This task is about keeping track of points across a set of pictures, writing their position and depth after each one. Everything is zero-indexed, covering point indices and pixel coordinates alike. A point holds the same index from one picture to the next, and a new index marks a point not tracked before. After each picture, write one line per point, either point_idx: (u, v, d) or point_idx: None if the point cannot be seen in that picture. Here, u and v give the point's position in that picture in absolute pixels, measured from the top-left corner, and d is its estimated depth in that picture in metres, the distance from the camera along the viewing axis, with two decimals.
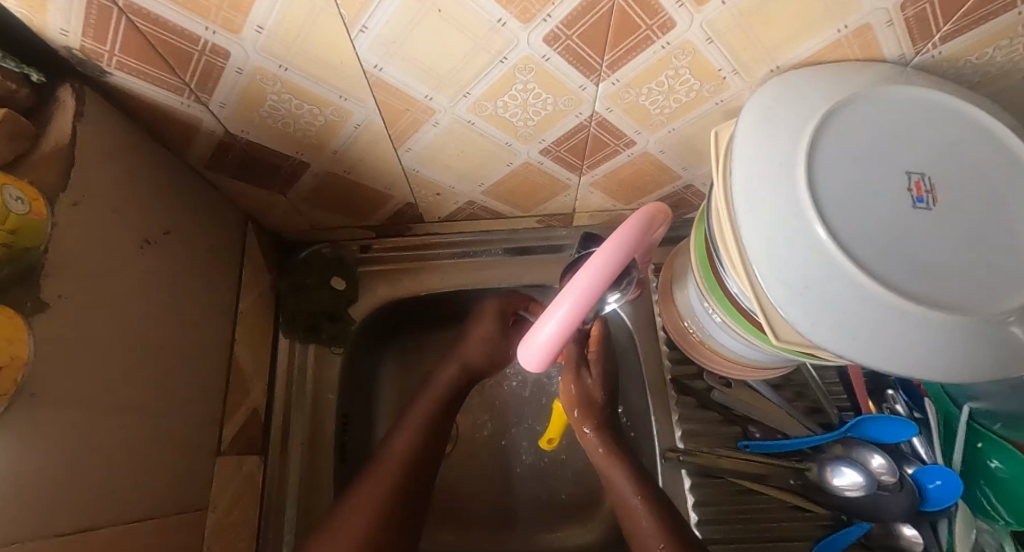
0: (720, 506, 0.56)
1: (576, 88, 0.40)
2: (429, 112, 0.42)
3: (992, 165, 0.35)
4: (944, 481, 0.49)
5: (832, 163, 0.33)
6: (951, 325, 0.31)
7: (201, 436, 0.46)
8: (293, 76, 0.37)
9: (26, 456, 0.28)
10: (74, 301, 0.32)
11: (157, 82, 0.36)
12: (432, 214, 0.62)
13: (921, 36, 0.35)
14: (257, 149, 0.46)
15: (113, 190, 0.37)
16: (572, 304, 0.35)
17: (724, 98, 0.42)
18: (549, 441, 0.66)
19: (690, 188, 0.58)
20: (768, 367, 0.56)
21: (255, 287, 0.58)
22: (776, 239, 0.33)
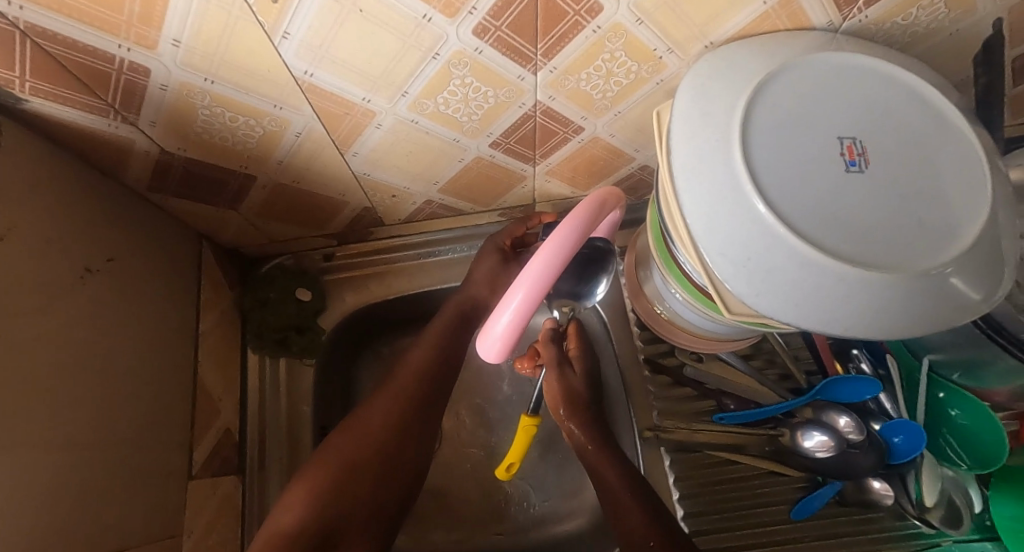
0: (697, 479, 0.57)
1: (514, 79, 0.40)
2: (369, 114, 0.42)
3: (922, 123, 0.35)
4: (907, 434, 0.50)
5: (766, 134, 0.34)
6: (891, 282, 0.31)
7: (168, 463, 0.45)
8: (221, 89, 0.36)
9: None
10: (8, 339, 0.31)
11: (78, 105, 0.35)
12: (392, 217, 0.61)
13: (845, 2, 0.36)
14: (198, 166, 0.45)
15: (41, 221, 0.36)
16: (524, 295, 0.35)
17: (664, 78, 0.43)
18: (509, 468, 0.62)
19: (645, 169, 0.59)
20: (736, 339, 0.57)
21: (217, 307, 0.57)
22: (717, 215, 0.33)
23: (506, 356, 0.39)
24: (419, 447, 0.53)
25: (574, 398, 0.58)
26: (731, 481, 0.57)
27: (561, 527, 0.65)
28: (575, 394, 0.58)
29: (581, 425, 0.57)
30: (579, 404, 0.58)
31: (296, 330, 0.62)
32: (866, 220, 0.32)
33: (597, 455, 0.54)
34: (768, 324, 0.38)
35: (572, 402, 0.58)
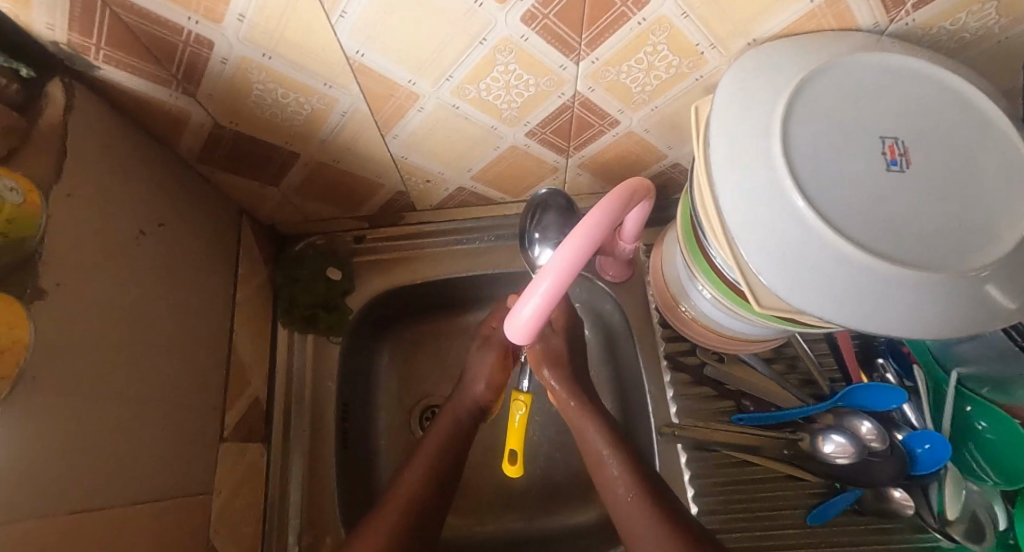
0: (713, 478, 0.57)
1: (556, 68, 0.41)
2: (413, 97, 0.43)
3: (967, 127, 0.35)
4: (933, 445, 0.50)
5: (807, 130, 0.34)
6: (926, 282, 0.31)
7: (204, 424, 0.46)
8: (276, 64, 0.38)
9: (31, 437, 0.29)
10: (70, 290, 0.33)
11: (145, 75, 0.37)
12: (424, 202, 0.63)
13: (893, 4, 0.36)
14: (246, 141, 0.47)
15: (104, 182, 0.38)
16: (552, 281, 0.36)
17: (703, 74, 0.43)
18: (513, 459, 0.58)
19: (676, 167, 0.59)
20: (759, 340, 0.57)
21: (253, 280, 0.59)
22: (752, 207, 0.34)
23: (532, 339, 0.40)
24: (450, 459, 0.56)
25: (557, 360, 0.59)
26: (748, 482, 0.57)
27: (573, 518, 0.65)
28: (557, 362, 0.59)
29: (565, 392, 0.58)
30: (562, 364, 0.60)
31: (327, 307, 0.64)
32: (905, 220, 0.32)
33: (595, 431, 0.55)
34: (800, 320, 0.38)
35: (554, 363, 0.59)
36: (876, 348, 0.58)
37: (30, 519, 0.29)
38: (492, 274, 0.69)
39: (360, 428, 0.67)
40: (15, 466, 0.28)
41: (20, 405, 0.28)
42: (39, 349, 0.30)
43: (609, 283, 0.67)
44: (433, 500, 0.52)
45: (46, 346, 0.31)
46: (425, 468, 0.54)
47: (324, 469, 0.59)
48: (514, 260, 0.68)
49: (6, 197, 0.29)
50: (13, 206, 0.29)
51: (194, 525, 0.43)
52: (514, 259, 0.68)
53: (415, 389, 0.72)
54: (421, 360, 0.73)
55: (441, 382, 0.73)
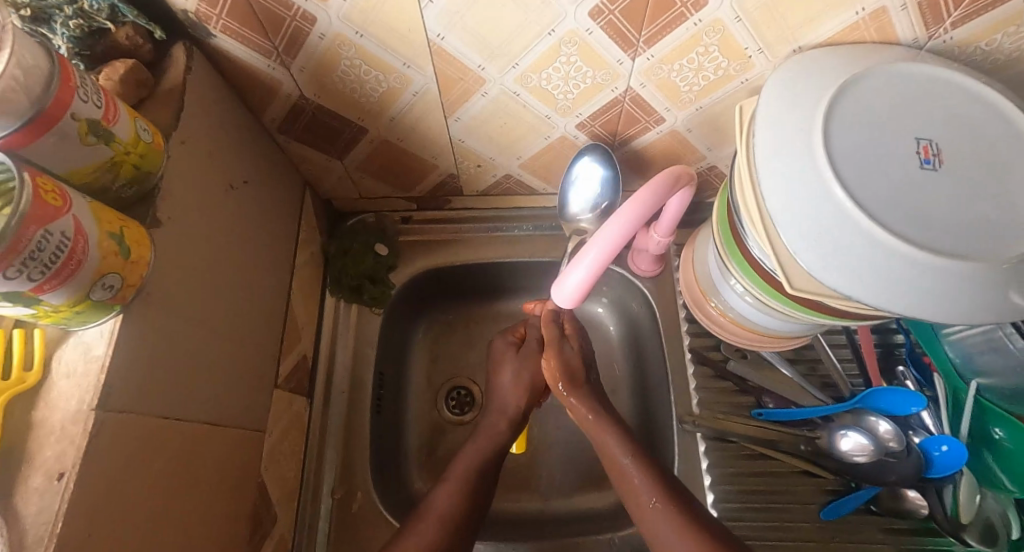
0: (731, 469, 0.59)
1: (614, 62, 0.45)
2: (479, 82, 0.47)
3: (999, 136, 0.38)
4: (950, 448, 0.51)
5: (847, 127, 0.37)
6: (951, 269, 0.34)
7: (265, 368, 0.51)
8: (366, 43, 0.42)
9: (146, 342, 0.33)
10: (178, 223, 0.38)
11: (251, 45, 0.42)
12: (471, 188, 0.67)
13: (932, 21, 0.39)
14: (324, 114, 0.51)
15: (208, 136, 0.43)
16: (599, 252, 0.41)
17: (749, 77, 0.46)
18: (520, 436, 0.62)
19: (713, 170, 0.62)
20: (784, 338, 0.59)
21: (309, 246, 0.64)
22: (791, 192, 0.37)
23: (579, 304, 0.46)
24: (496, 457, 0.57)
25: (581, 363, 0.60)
26: (764, 475, 0.58)
27: (591, 501, 0.67)
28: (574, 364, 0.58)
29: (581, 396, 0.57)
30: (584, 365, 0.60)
31: (371, 279, 0.68)
32: (934, 212, 0.35)
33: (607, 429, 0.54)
34: (828, 304, 0.40)
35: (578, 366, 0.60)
36: (896, 357, 0.59)
37: (140, 413, 0.33)
38: (528, 261, 0.72)
39: (393, 397, 0.70)
40: (134, 364, 0.32)
41: (139, 313, 0.33)
42: (156, 268, 0.34)
43: (639, 278, 0.70)
44: (484, 483, 0.54)
45: (161, 267, 0.35)
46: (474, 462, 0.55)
47: (360, 429, 0.62)
48: (550, 249, 0.72)
49: (140, 134, 0.34)
50: (145, 143, 0.34)
51: (252, 456, 0.47)
52: (550, 249, 0.72)
53: (446, 367, 0.76)
54: (454, 340, 0.77)
55: (471, 363, 0.76)
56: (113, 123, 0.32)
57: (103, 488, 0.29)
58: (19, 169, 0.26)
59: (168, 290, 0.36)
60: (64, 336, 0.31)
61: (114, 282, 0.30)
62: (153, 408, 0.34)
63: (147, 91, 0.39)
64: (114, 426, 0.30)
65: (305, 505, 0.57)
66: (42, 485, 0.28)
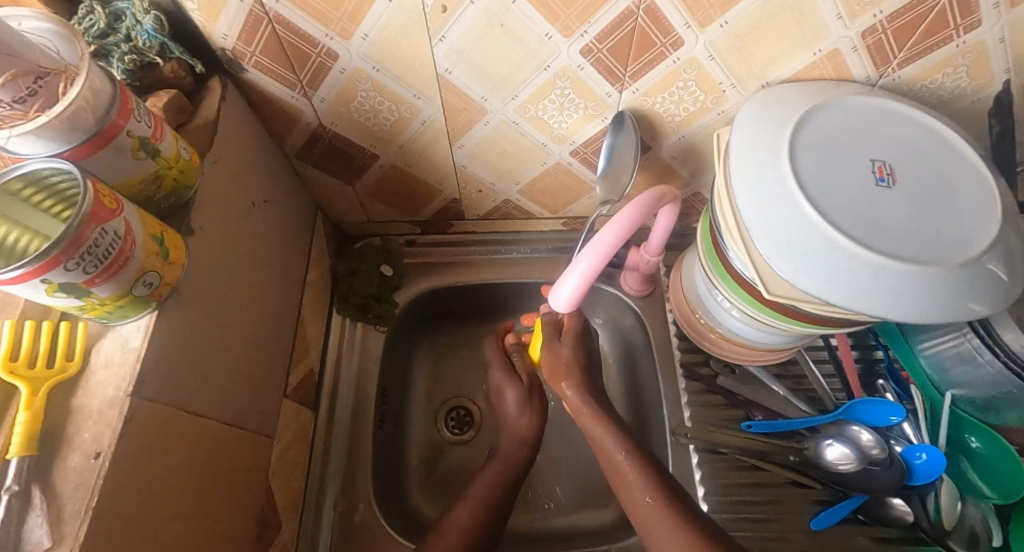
0: (723, 480, 0.61)
1: (603, 95, 0.50)
2: (483, 112, 0.52)
3: (944, 159, 0.43)
4: (929, 456, 0.53)
5: (809, 149, 0.42)
6: (908, 271, 0.37)
7: (275, 376, 0.53)
8: (381, 76, 0.47)
9: (175, 338, 0.36)
10: (207, 234, 0.41)
11: (279, 79, 0.47)
12: (473, 212, 0.71)
13: (881, 62, 0.44)
14: (339, 141, 0.56)
15: (236, 157, 0.47)
16: (589, 263, 0.45)
17: (724, 110, 0.52)
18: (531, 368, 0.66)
19: (697, 196, 0.67)
20: (770, 351, 0.62)
21: (319, 266, 0.67)
22: (763, 204, 0.41)
23: (575, 308, 0.50)
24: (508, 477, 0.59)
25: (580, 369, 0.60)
26: (756, 488, 0.60)
27: (590, 518, 0.68)
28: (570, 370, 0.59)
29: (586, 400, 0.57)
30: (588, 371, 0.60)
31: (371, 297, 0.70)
32: (892, 225, 0.39)
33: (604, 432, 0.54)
34: (804, 309, 0.43)
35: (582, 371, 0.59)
36: (876, 372, 0.62)
37: (167, 404, 0.35)
38: (527, 282, 0.76)
39: (395, 414, 0.72)
40: (163, 357, 0.35)
41: (170, 311, 0.36)
42: (189, 272, 0.38)
43: (632, 297, 0.74)
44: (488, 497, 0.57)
45: (192, 271, 0.39)
46: (488, 477, 0.58)
47: (362, 442, 0.63)
48: (546, 271, 0.76)
49: (180, 152, 0.38)
50: (184, 160, 0.38)
51: (260, 459, 0.48)
52: (547, 270, 0.76)
53: (446, 385, 0.78)
54: (453, 359, 0.79)
55: (471, 381, 0.78)
56: (160, 140, 0.36)
57: (133, 469, 0.32)
58: (84, 177, 0.29)
59: (196, 293, 0.39)
60: (104, 330, 0.34)
61: (153, 280, 0.34)
62: (177, 401, 0.36)
63: (186, 117, 0.43)
64: (146, 413, 0.33)
65: (308, 516, 0.58)
66: (80, 463, 0.30)
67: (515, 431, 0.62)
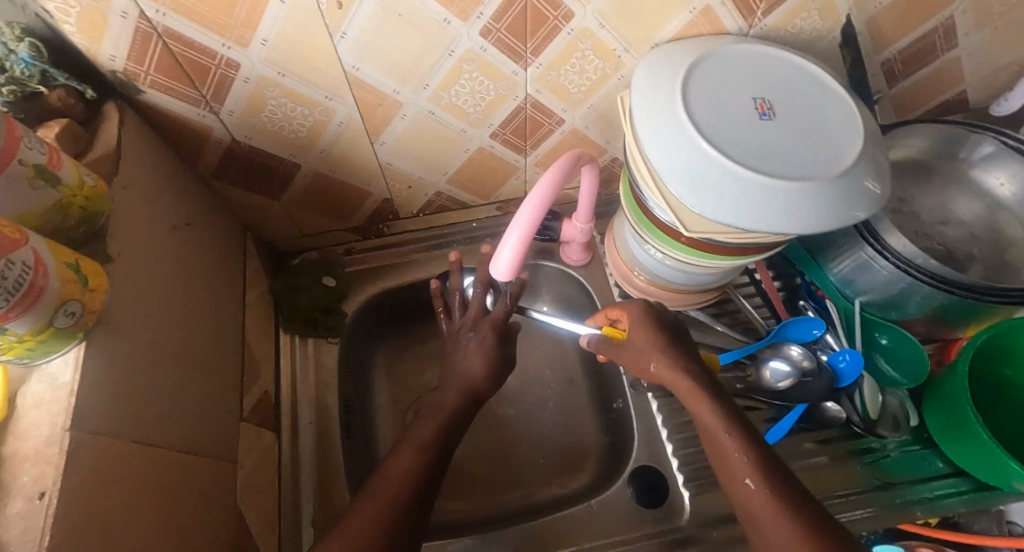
0: (682, 420, 0.65)
1: (510, 74, 0.52)
2: (398, 105, 0.53)
3: (815, 88, 0.48)
4: (850, 358, 0.59)
5: (700, 95, 0.46)
6: (795, 189, 0.43)
7: (228, 401, 0.51)
8: (288, 81, 0.47)
9: (109, 369, 0.35)
10: (128, 261, 0.40)
11: (180, 97, 0.46)
12: (407, 209, 0.72)
13: (747, 14, 0.50)
14: (257, 154, 0.55)
15: (147, 181, 0.45)
16: (520, 232, 0.47)
17: (623, 74, 0.56)
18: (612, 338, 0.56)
19: (616, 161, 0.71)
20: (703, 292, 0.68)
21: (257, 287, 0.66)
22: (668, 151, 0.45)
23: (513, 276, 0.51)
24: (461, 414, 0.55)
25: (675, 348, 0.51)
26: None
27: (569, 483, 0.70)
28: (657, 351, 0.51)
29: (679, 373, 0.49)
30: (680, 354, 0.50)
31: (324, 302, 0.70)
32: (777, 152, 0.44)
33: (707, 403, 0.46)
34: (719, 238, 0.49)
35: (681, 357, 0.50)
36: (799, 295, 0.68)
37: (112, 436, 0.34)
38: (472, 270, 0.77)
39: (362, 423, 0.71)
40: (99, 388, 0.34)
41: (99, 341, 0.35)
42: (114, 299, 0.36)
43: (574, 267, 0.77)
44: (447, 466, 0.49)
45: (116, 299, 0.37)
46: None
47: (332, 454, 0.63)
48: None
49: (84, 179, 0.36)
50: (89, 186, 0.36)
51: (225, 486, 0.47)
52: None
53: (410, 386, 0.78)
54: (412, 359, 0.80)
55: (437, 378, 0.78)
56: (59, 168, 0.34)
57: (86, 505, 0.30)
58: None
59: (126, 321, 0.38)
60: (30, 371, 0.32)
61: (76, 309, 0.32)
62: (122, 433, 0.35)
63: (84, 146, 0.41)
64: (91, 446, 0.32)
65: (286, 540, 0.57)
66: (23, 508, 0.28)
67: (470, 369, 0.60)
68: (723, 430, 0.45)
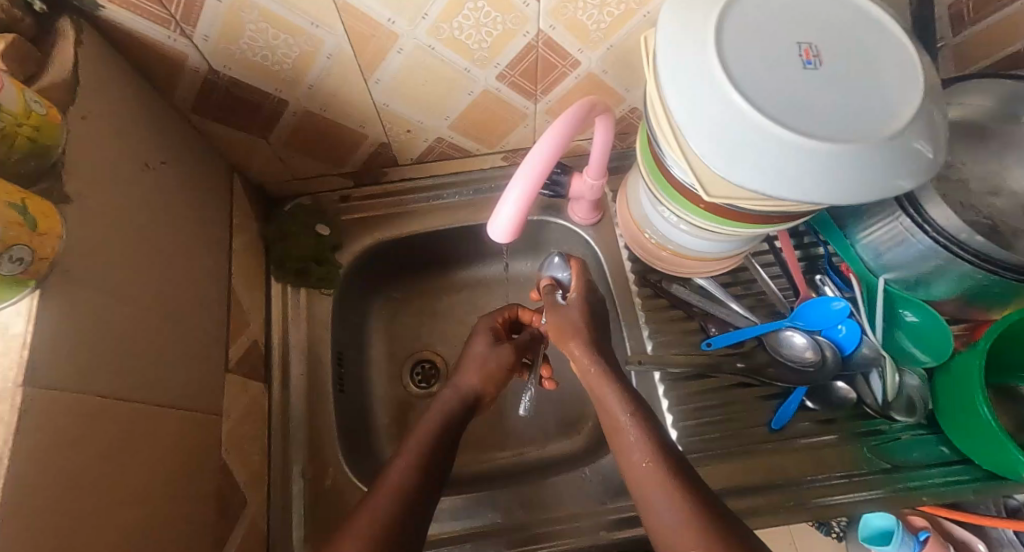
0: (686, 397, 0.62)
1: (520, 5, 0.45)
2: (392, 37, 0.47)
3: (869, 31, 0.41)
4: (845, 326, 0.58)
5: (736, 37, 0.40)
6: (842, 154, 0.38)
7: (211, 351, 0.49)
8: (268, 3, 0.41)
9: (67, 325, 0.32)
10: (93, 201, 0.36)
11: (146, 15, 0.40)
12: (405, 156, 0.67)
13: None
14: (240, 88, 0.50)
15: (114, 113, 0.41)
16: (526, 182, 0.42)
17: (650, 10, 0.49)
18: None
19: (634, 112, 0.64)
20: (717, 260, 0.63)
21: (245, 232, 0.62)
22: (698, 104, 0.39)
23: (514, 238, 0.45)
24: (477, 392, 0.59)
25: (574, 328, 0.59)
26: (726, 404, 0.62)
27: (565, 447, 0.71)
28: (576, 331, 0.59)
29: (591, 363, 0.55)
30: (580, 333, 0.58)
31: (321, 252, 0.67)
32: (822, 108, 0.38)
33: (611, 392, 0.52)
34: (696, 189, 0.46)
35: (573, 331, 0.58)
36: (818, 268, 0.66)
37: (76, 391, 0.32)
38: (471, 225, 0.74)
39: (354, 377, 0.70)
40: (63, 349, 0.31)
41: (56, 294, 0.31)
42: (72, 243, 0.33)
43: (581, 225, 0.72)
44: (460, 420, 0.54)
45: (80, 245, 0.34)
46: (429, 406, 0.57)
47: (324, 410, 0.62)
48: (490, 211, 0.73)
49: (31, 105, 0.32)
50: (39, 115, 0.32)
51: (205, 441, 0.45)
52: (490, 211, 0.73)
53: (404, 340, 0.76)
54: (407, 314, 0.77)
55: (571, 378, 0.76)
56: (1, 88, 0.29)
57: (45, 469, 0.29)
58: None
59: (105, 274, 0.36)
60: None
61: (22, 256, 0.29)
62: (88, 387, 0.33)
63: (35, 69, 0.36)
64: (46, 403, 0.29)
65: (275, 491, 0.57)
66: None
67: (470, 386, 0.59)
68: (627, 420, 0.49)
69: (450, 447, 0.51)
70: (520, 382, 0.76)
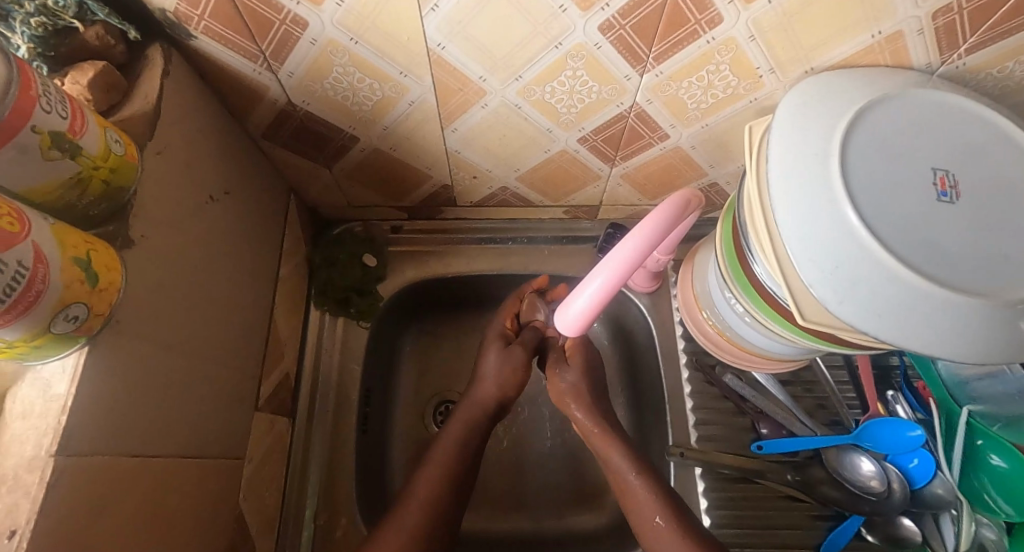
0: (728, 502, 0.58)
1: (621, 78, 0.42)
2: (479, 93, 0.45)
3: (1011, 165, 0.37)
4: (920, 460, 0.55)
5: (864, 153, 0.36)
6: (969, 306, 0.33)
7: (244, 390, 0.47)
8: (360, 50, 0.39)
9: (108, 382, 0.30)
10: (152, 243, 0.35)
11: (236, 48, 0.38)
12: (465, 198, 0.65)
13: (948, 47, 0.38)
14: (313, 121, 0.48)
15: (186, 145, 0.39)
16: (605, 279, 0.43)
17: (758, 97, 0.45)
18: None
19: (713, 187, 0.60)
20: (781, 360, 0.58)
21: (293, 258, 0.61)
22: (810, 220, 0.35)
23: (583, 330, 0.48)
24: (481, 412, 0.59)
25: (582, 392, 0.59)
26: (770, 517, 0.57)
27: (586, 523, 0.67)
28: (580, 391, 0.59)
29: (596, 427, 0.57)
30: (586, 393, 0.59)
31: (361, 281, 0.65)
32: (951, 249, 0.34)
33: (620, 450, 0.55)
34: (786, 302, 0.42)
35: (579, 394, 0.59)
36: (891, 382, 0.60)
37: (105, 454, 0.30)
38: (519, 274, 0.71)
39: (379, 415, 0.67)
40: (100, 409, 0.29)
41: (103, 349, 0.30)
42: (125, 293, 0.31)
43: (636, 292, 0.68)
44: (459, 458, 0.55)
45: (133, 291, 0.32)
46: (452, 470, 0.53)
47: (344, 453, 0.59)
48: (540, 264, 0.70)
49: (111, 146, 0.30)
50: (117, 156, 0.30)
51: (223, 488, 0.43)
52: (541, 263, 0.70)
53: (433, 381, 0.73)
54: (439, 353, 0.74)
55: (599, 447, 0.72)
56: (80, 135, 0.28)
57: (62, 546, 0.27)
58: None
59: (153, 321, 0.34)
60: (23, 370, 0.28)
61: (79, 313, 0.27)
62: (116, 447, 0.31)
63: (118, 98, 0.35)
64: (73, 471, 0.27)
65: (284, 533, 0.55)
66: None
67: (493, 396, 0.59)
68: (637, 480, 0.52)
69: (460, 494, 0.54)
70: (547, 444, 0.72)
